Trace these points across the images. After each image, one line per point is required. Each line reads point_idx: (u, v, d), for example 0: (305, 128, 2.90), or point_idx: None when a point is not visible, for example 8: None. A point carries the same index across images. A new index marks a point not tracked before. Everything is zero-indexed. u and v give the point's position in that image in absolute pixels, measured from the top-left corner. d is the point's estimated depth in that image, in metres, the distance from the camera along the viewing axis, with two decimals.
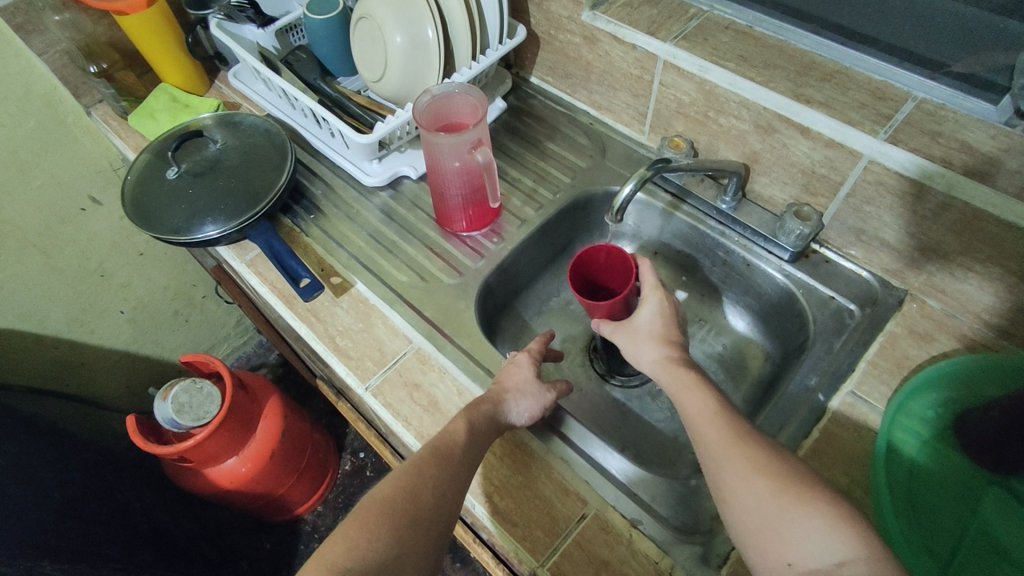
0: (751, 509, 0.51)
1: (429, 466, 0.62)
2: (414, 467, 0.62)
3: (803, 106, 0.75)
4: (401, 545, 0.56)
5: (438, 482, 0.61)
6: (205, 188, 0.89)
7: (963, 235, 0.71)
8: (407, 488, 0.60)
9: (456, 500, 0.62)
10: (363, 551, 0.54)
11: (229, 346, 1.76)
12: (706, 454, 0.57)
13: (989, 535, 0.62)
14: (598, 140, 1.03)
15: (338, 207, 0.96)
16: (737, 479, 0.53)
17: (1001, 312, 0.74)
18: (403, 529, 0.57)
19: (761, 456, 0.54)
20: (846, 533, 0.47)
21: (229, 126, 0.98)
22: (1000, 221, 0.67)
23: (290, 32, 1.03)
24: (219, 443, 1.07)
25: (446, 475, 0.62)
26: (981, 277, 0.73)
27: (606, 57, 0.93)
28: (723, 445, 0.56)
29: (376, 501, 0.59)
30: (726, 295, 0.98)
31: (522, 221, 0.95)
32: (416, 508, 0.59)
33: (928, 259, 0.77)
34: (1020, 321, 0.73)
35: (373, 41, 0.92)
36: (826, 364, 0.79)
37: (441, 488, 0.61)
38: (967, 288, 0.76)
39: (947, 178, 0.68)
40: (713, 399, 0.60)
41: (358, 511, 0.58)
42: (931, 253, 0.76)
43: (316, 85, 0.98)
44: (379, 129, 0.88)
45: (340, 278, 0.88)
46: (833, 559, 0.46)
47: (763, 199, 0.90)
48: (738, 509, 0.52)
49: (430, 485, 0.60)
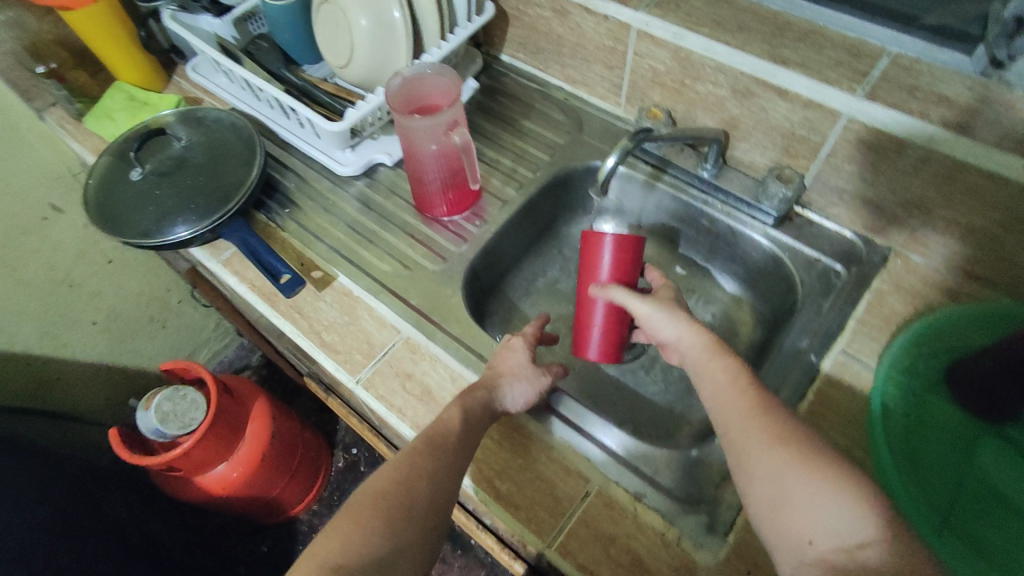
0: (768, 489, 0.51)
1: (423, 456, 0.60)
2: (409, 458, 0.60)
3: (780, 67, 0.75)
4: (397, 540, 0.55)
5: (432, 472, 0.59)
6: (173, 188, 0.86)
7: (945, 188, 0.71)
8: (401, 480, 0.58)
9: (453, 489, 0.60)
10: (358, 548, 0.53)
11: (210, 350, 1.72)
12: (727, 422, 0.56)
13: (985, 482, 0.64)
14: (574, 115, 1.02)
15: (313, 199, 0.93)
16: (756, 450, 0.53)
17: (985, 262, 0.75)
18: (399, 525, 0.56)
19: (781, 427, 0.53)
20: (868, 512, 0.47)
21: (192, 121, 0.94)
22: (980, 171, 0.67)
23: (250, 21, 0.98)
24: (208, 450, 1.05)
25: (441, 465, 0.60)
26: (964, 229, 0.74)
27: (577, 30, 0.92)
28: (743, 415, 0.55)
29: (371, 493, 0.57)
30: (713, 263, 0.98)
31: (503, 202, 0.94)
32: (411, 498, 0.58)
33: (911, 214, 0.77)
34: (1004, 270, 0.74)
35: (336, 24, 0.89)
36: (817, 325, 0.79)
37: (437, 479, 0.59)
38: (950, 241, 0.76)
39: (927, 132, 0.68)
40: (730, 366, 0.60)
41: (353, 504, 0.57)
42: (914, 208, 0.77)
43: (281, 75, 0.95)
44: (349, 115, 0.85)
45: (321, 271, 0.86)
46: (853, 539, 0.46)
47: (744, 164, 0.90)
48: (756, 481, 0.52)
49: (425, 476, 0.59)
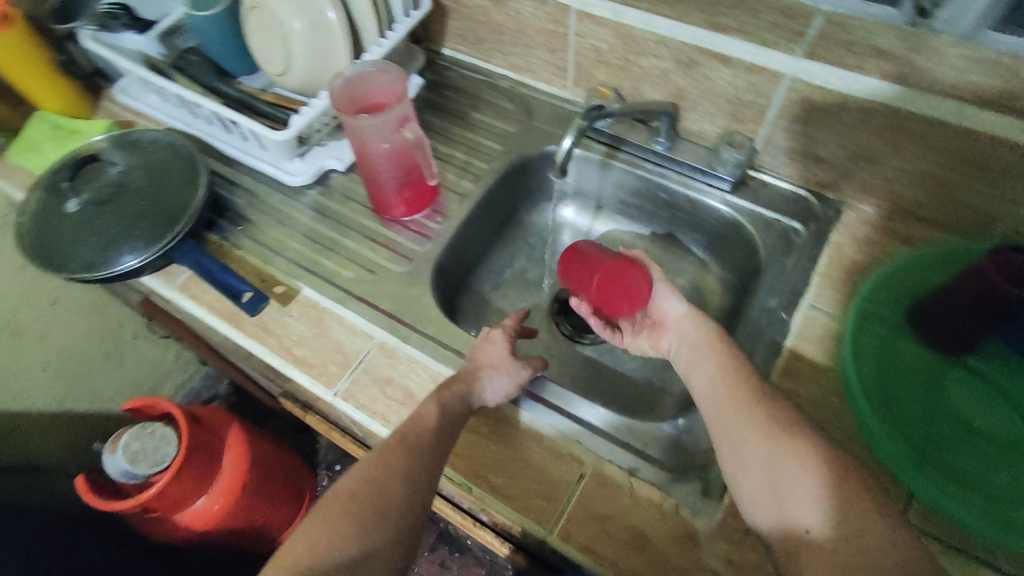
0: (764, 480, 0.56)
1: (398, 455, 0.59)
2: (382, 457, 0.59)
3: (720, 35, 0.76)
4: (369, 543, 0.55)
5: (407, 471, 0.59)
6: (114, 216, 0.81)
7: (890, 137, 0.74)
8: (373, 480, 0.58)
9: (430, 486, 0.60)
10: (328, 552, 0.53)
11: (174, 383, 1.65)
12: (723, 420, 0.61)
13: (956, 415, 0.67)
14: (522, 102, 1.01)
15: (266, 213, 0.90)
16: (751, 445, 0.58)
17: (932, 206, 0.78)
18: (370, 525, 0.55)
19: (774, 421, 0.59)
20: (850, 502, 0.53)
21: (127, 145, 0.89)
22: (921, 118, 0.70)
23: (174, 35, 0.94)
24: (185, 485, 1.01)
25: (416, 464, 0.59)
26: (910, 176, 0.77)
27: (516, 17, 0.91)
28: (737, 411, 0.60)
29: (341, 495, 0.57)
30: (677, 234, 0.99)
31: (462, 195, 0.93)
32: (386, 499, 0.57)
33: (860, 166, 0.80)
34: (951, 210, 0.78)
35: (269, 31, 0.86)
36: (783, 283, 0.81)
37: (412, 479, 0.59)
38: (898, 188, 0.79)
39: (867, 85, 0.71)
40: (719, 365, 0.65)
41: (323, 508, 0.56)
42: (861, 160, 0.79)
43: (216, 88, 0.91)
44: (296, 121, 0.82)
45: (284, 286, 0.83)
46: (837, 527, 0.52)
47: (694, 135, 0.91)
48: (753, 473, 0.57)
49: (399, 476, 0.58)
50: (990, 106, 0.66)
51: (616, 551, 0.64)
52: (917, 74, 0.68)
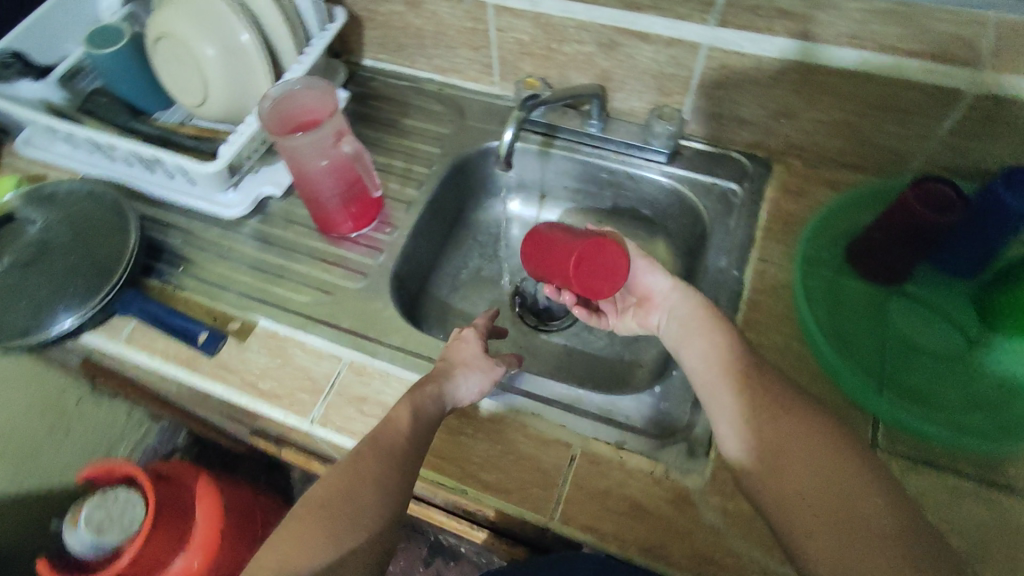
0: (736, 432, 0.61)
1: (370, 465, 0.59)
2: (350, 467, 0.59)
3: (637, 14, 0.78)
4: (342, 548, 0.55)
5: (377, 479, 0.58)
6: (42, 276, 0.76)
7: (806, 91, 0.78)
8: (346, 486, 0.58)
9: (406, 492, 0.60)
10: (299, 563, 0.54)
11: (128, 444, 1.56)
12: (710, 399, 0.64)
13: (902, 338, 0.73)
14: (453, 103, 1.01)
15: (206, 249, 0.87)
16: (738, 422, 0.61)
17: (852, 151, 0.84)
18: (343, 532, 0.56)
19: (758, 393, 0.62)
20: (836, 471, 0.55)
21: (42, 200, 0.84)
22: (831, 69, 0.75)
23: (76, 78, 0.89)
24: (160, 546, 0.97)
25: (388, 474, 0.59)
26: (829, 125, 0.82)
27: (435, 18, 0.91)
28: (720, 386, 0.64)
29: (314, 501, 0.57)
30: (622, 211, 1.01)
31: (406, 203, 0.92)
32: (358, 509, 0.57)
33: (782, 122, 0.84)
34: (870, 152, 0.83)
35: (181, 61, 0.82)
36: (730, 242, 0.84)
37: (387, 488, 0.58)
38: (820, 139, 0.84)
39: (778, 45, 0.75)
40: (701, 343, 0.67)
41: (298, 516, 0.57)
42: (783, 116, 0.83)
43: (130, 126, 0.86)
44: (223, 152, 0.79)
45: (238, 321, 0.80)
46: (827, 494, 0.55)
47: (625, 113, 0.93)
48: (741, 449, 0.60)
49: (371, 482, 0.58)
50: (891, 51, 0.71)
51: (617, 524, 0.65)
52: (821, 29, 0.72)
